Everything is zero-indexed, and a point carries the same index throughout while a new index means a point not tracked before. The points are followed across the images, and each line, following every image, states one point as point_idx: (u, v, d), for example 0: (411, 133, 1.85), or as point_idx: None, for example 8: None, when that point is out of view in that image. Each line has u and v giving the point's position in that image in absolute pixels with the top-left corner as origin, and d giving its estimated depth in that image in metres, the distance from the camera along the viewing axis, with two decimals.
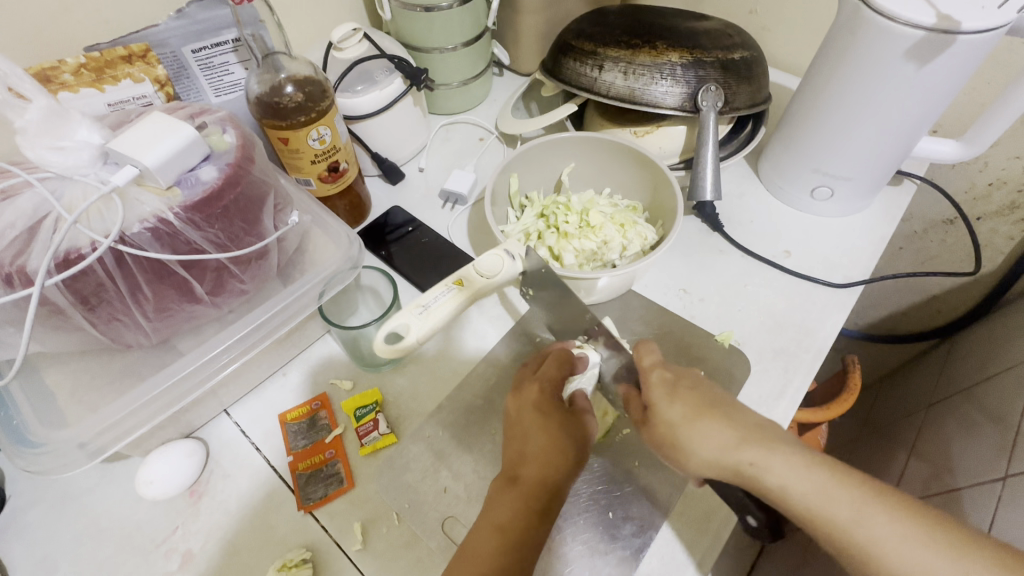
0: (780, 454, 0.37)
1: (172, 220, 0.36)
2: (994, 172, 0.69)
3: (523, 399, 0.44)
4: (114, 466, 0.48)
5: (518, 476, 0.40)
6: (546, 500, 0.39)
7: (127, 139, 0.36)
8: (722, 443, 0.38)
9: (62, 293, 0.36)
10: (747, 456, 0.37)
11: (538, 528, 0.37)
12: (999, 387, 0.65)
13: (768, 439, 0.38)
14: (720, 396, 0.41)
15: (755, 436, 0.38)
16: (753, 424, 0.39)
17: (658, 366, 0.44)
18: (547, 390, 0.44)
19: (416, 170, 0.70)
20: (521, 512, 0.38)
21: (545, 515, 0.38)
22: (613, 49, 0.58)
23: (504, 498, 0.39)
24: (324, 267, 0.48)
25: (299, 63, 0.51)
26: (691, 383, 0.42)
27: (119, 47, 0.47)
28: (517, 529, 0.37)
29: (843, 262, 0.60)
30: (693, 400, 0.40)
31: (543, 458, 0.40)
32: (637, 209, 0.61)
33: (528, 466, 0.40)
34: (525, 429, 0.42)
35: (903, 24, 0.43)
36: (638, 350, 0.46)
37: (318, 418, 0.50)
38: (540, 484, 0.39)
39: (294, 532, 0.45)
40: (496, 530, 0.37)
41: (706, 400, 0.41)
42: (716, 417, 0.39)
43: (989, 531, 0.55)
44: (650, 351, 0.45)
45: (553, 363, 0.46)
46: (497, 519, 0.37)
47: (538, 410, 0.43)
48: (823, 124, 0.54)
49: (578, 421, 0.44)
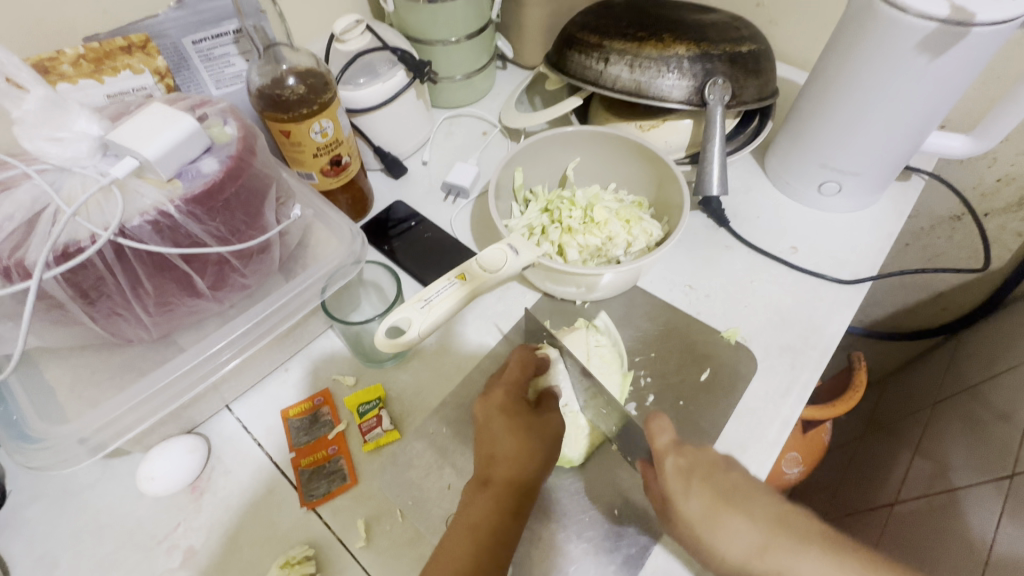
0: (811, 560, 0.34)
1: (173, 213, 0.35)
2: (1003, 168, 0.69)
3: (489, 401, 0.44)
4: (115, 461, 0.47)
5: (487, 477, 0.39)
6: (516, 498, 0.39)
7: (127, 130, 0.35)
8: (747, 547, 0.35)
9: (61, 286, 0.35)
10: (775, 565, 0.34)
11: (511, 526, 0.37)
12: (1005, 386, 0.65)
13: (793, 540, 0.35)
14: (738, 484, 0.38)
15: (782, 539, 0.35)
16: (775, 518, 0.36)
17: (671, 450, 0.40)
18: (512, 392, 0.45)
19: (419, 164, 0.70)
20: (494, 511, 0.38)
21: (517, 513, 0.38)
22: (619, 42, 0.57)
23: (475, 499, 0.38)
24: (327, 261, 0.48)
25: (301, 54, 0.50)
26: (707, 464, 0.39)
27: (118, 38, 0.46)
28: (489, 529, 0.37)
29: (850, 259, 0.59)
30: (710, 491, 0.37)
31: (512, 457, 0.40)
32: (643, 204, 0.60)
33: (497, 466, 0.40)
34: (491, 430, 0.42)
35: (915, 16, 0.43)
36: (649, 425, 0.42)
37: (320, 414, 0.50)
38: (510, 483, 0.39)
39: (297, 529, 0.45)
40: (469, 530, 0.36)
41: (722, 491, 0.37)
42: (736, 514, 0.36)
43: (994, 534, 0.56)
44: (663, 430, 0.41)
45: (516, 367, 0.47)
46: (470, 520, 0.37)
47: (503, 411, 0.43)
48: (832, 118, 0.53)
49: (544, 419, 0.44)
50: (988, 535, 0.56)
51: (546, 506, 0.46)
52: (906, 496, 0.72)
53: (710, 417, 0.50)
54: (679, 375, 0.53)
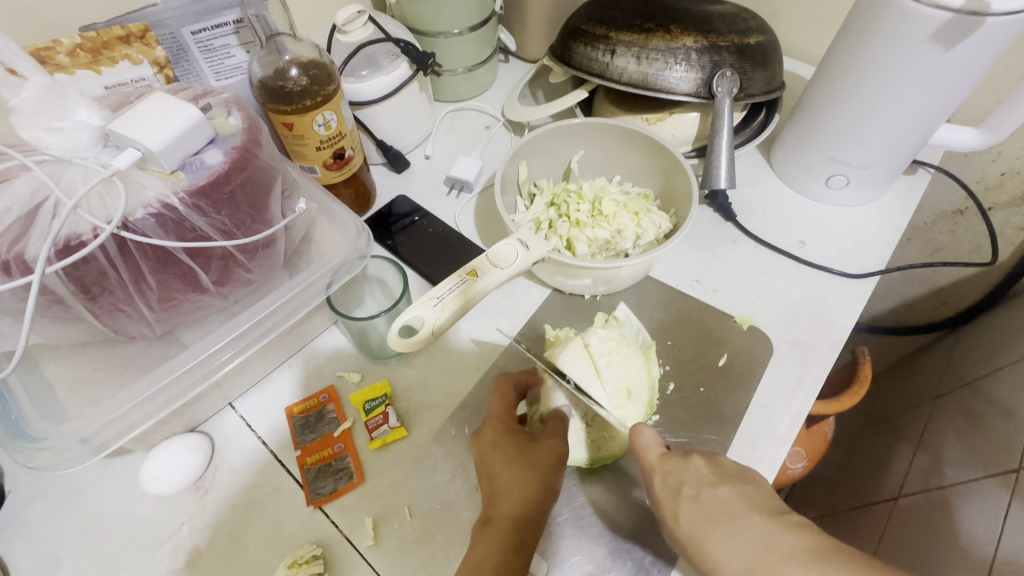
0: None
1: (177, 206, 0.35)
2: (1008, 162, 0.68)
3: (480, 438, 0.44)
4: (116, 460, 0.46)
5: (490, 516, 0.40)
6: (516, 531, 0.39)
7: (128, 120, 0.34)
8: (737, 563, 0.34)
9: (62, 281, 0.34)
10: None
11: (515, 559, 0.38)
12: (1008, 380, 0.65)
13: (777, 562, 0.32)
14: (721, 498, 0.37)
15: (767, 562, 0.33)
16: (761, 540, 0.34)
17: (660, 467, 0.40)
18: (502, 425, 0.44)
19: (422, 158, 0.69)
20: (497, 548, 0.38)
21: (519, 545, 0.39)
22: (626, 33, 0.56)
23: (480, 538, 0.39)
24: (332, 256, 0.47)
25: (303, 45, 0.49)
26: (694, 481, 0.38)
27: (115, 27, 0.44)
28: (493, 565, 0.37)
29: (858, 252, 0.59)
30: (695, 511, 0.37)
31: (507, 491, 0.40)
32: (648, 196, 0.59)
33: (498, 503, 0.40)
34: (488, 467, 0.42)
35: (929, 7, 0.42)
36: (636, 439, 0.42)
37: (326, 410, 0.49)
38: (511, 517, 0.39)
39: (304, 528, 0.44)
40: (472, 568, 0.37)
41: (710, 510, 0.36)
42: (720, 537, 0.35)
43: (999, 531, 0.55)
44: (643, 439, 0.41)
45: (500, 398, 0.46)
46: (473, 561, 0.38)
47: (496, 445, 0.43)
48: (840, 109, 0.53)
49: (538, 444, 0.43)
50: (991, 532, 0.56)
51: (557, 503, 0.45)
52: (908, 490, 0.72)
53: (719, 412, 0.50)
54: (694, 365, 0.53)
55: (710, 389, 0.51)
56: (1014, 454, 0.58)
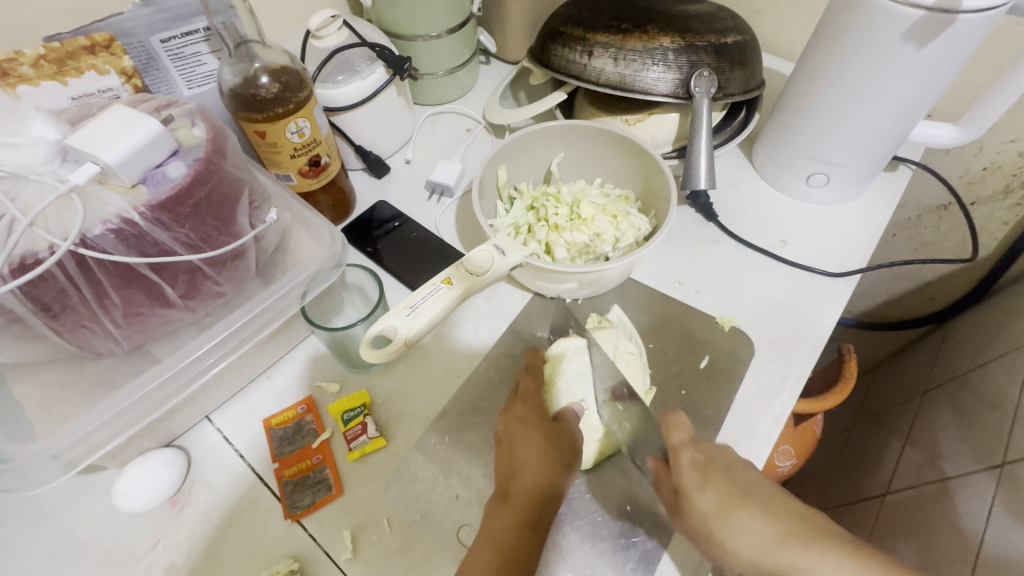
0: (827, 556, 0.36)
1: (138, 221, 0.34)
2: (989, 156, 0.68)
3: (510, 414, 0.45)
4: (89, 477, 0.46)
5: (509, 490, 0.40)
6: (536, 511, 0.39)
7: (86, 134, 0.33)
8: (760, 540, 0.37)
9: (20, 300, 0.33)
10: (789, 558, 0.36)
11: (531, 538, 0.38)
12: (994, 374, 0.65)
13: (809, 535, 0.37)
14: (751, 480, 0.39)
15: (801, 534, 0.37)
16: (793, 515, 0.38)
17: (689, 445, 0.41)
18: (535, 407, 0.46)
19: (403, 162, 0.68)
20: (515, 525, 0.38)
21: (534, 525, 0.39)
22: (602, 34, 0.56)
23: (496, 513, 0.39)
24: (307, 265, 0.46)
25: (273, 52, 0.48)
26: (729, 464, 0.40)
27: (80, 37, 0.43)
28: (508, 542, 0.37)
29: (839, 250, 0.59)
30: (726, 488, 0.39)
31: (531, 467, 0.41)
32: (628, 198, 0.59)
33: (518, 478, 0.41)
34: (513, 441, 0.43)
35: (901, 4, 0.42)
36: (668, 421, 0.43)
37: (304, 422, 0.48)
38: (530, 494, 0.40)
39: (282, 542, 0.43)
40: (489, 543, 0.38)
41: (740, 488, 0.39)
42: (752, 511, 0.38)
43: (985, 525, 0.55)
44: (681, 426, 0.42)
45: (529, 381, 0.48)
46: (490, 534, 0.38)
47: (525, 421, 0.44)
48: (819, 108, 0.53)
49: (561, 430, 0.45)
50: (978, 526, 0.56)
51: None
52: (897, 486, 0.72)
53: (702, 414, 0.49)
54: (677, 367, 0.52)
55: (692, 391, 0.51)
56: (999, 449, 0.58)
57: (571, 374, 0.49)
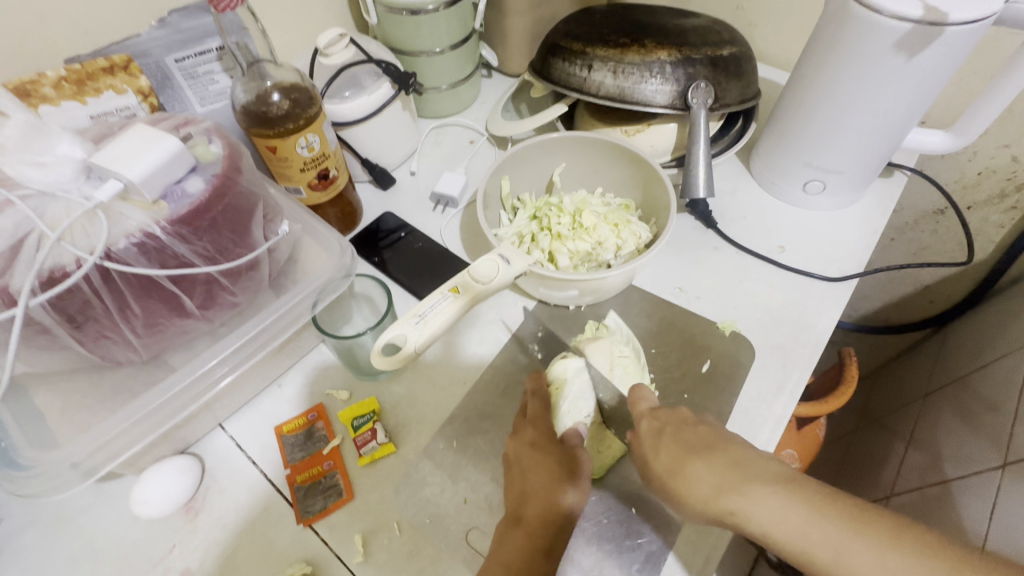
0: (757, 494, 0.36)
1: (159, 234, 0.35)
2: (983, 161, 0.69)
3: (519, 440, 0.46)
4: (107, 485, 0.47)
5: (522, 516, 0.41)
6: (549, 537, 0.40)
7: (110, 152, 0.35)
8: (703, 488, 0.38)
9: (48, 312, 0.35)
10: (726, 503, 0.37)
11: (544, 563, 0.39)
12: (995, 375, 0.65)
13: (747, 479, 0.37)
14: (702, 434, 0.41)
15: (746, 481, 0.37)
16: (735, 462, 0.38)
17: (648, 414, 0.44)
18: (545, 430, 0.47)
19: (408, 173, 0.70)
20: (527, 549, 0.39)
21: (549, 550, 0.40)
22: (601, 48, 0.57)
23: (509, 538, 0.40)
24: (317, 276, 0.48)
25: (284, 70, 0.50)
26: (686, 423, 0.42)
27: (99, 59, 0.46)
28: (522, 566, 0.39)
29: (836, 255, 0.60)
30: (676, 447, 0.41)
31: (542, 493, 0.42)
32: (629, 207, 0.61)
33: (530, 504, 0.42)
34: (524, 468, 0.44)
35: (889, 17, 0.43)
36: (634, 394, 0.46)
37: (315, 428, 0.50)
38: (543, 519, 0.41)
39: (294, 547, 0.44)
40: (502, 567, 0.39)
41: (687, 444, 0.40)
42: (698, 463, 0.39)
43: (988, 525, 0.56)
44: (643, 398, 0.45)
45: (537, 404, 0.48)
46: (504, 557, 0.39)
47: (536, 445, 0.45)
48: (813, 117, 0.54)
49: (573, 455, 0.45)
50: (981, 527, 0.57)
51: None
52: (901, 489, 0.72)
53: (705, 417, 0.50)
54: (679, 370, 0.53)
55: (694, 394, 0.52)
56: (1000, 450, 0.58)
57: (574, 395, 0.49)
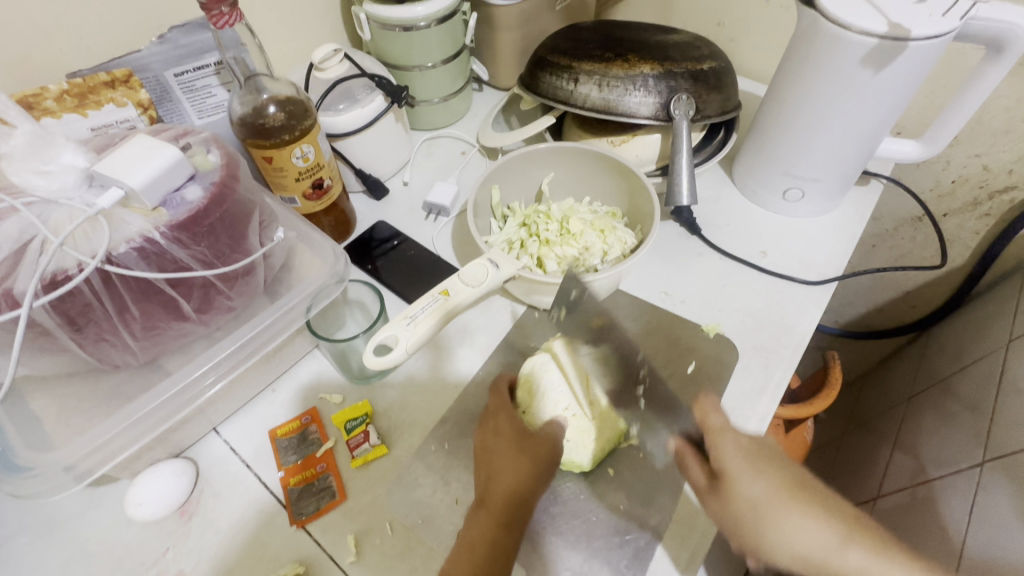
0: (880, 557, 0.36)
1: (158, 240, 0.37)
2: (957, 170, 0.72)
3: (485, 427, 0.47)
4: (100, 489, 0.47)
5: (485, 497, 0.42)
6: (509, 515, 0.41)
7: (112, 161, 0.36)
8: (814, 536, 0.36)
9: (49, 314, 0.36)
10: (846, 555, 0.36)
11: (505, 541, 0.40)
12: (974, 377, 0.67)
13: (862, 533, 0.37)
14: (802, 474, 0.39)
15: (859, 536, 0.37)
16: (844, 514, 0.37)
17: (730, 431, 0.40)
18: (509, 417, 0.48)
19: (401, 184, 0.71)
20: (490, 530, 0.40)
21: (510, 528, 0.41)
22: (587, 63, 0.60)
23: (475, 519, 0.41)
24: (311, 281, 0.49)
25: (280, 84, 0.52)
26: (772, 453, 0.39)
27: (101, 73, 0.47)
28: (485, 545, 0.39)
29: (816, 260, 0.62)
30: (780, 480, 0.38)
31: (505, 475, 0.43)
32: (616, 215, 0.63)
33: (493, 486, 0.42)
34: (490, 452, 0.45)
35: (858, 33, 0.46)
36: (702, 404, 0.42)
37: (309, 432, 0.50)
38: (505, 501, 0.42)
39: (288, 548, 0.45)
40: (466, 548, 0.39)
41: (794, 482, 0.38)
42: (809, 511, 0.37)
43: (968, 522, 0.57)
44: (716, 410, 0.41)
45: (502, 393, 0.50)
46: (468, 539, 0.40)
47: (500, 433, 0.46)
48: (790, 128, 0.56)
49: (538, 439, 0.46)
50: (962, 525, 0.58)
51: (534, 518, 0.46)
52: (888, 490, 0.73)
53: None
54: (666, 371, 0.55)
55: (680, 395, 0.53)
56: (979, 448, 0.60)
57: (547, 388, 0.51)
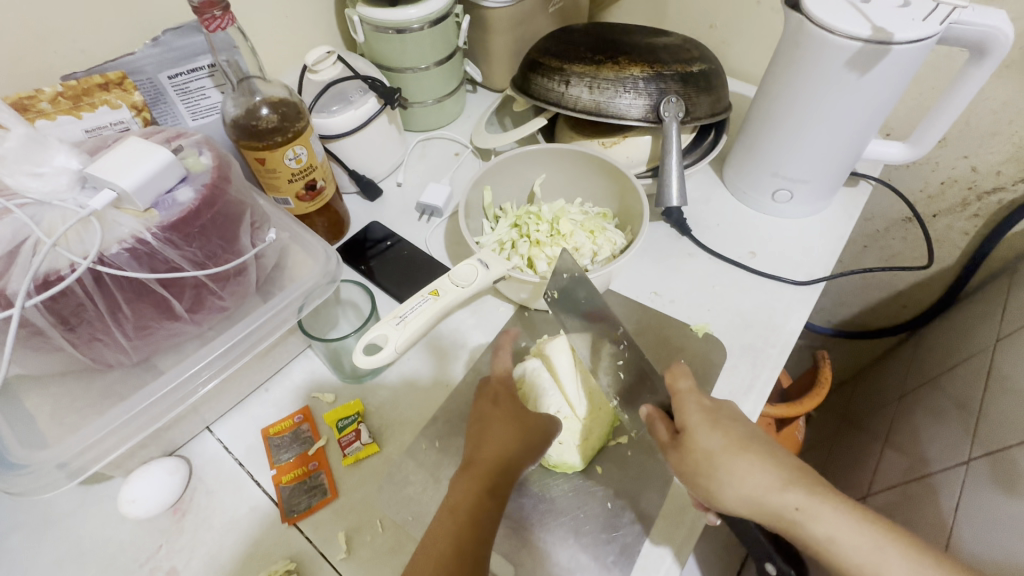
0: (819, 502, 0.39)
1: (149, 241, 0.37)
2: (945, 171, 0.73)
3: (481, 396, 0.48)
4: (93, 487, 0.48)
5: (472, 461, 0.42)
6: (494, 478, 0.41)
7: (105, 163, 0.37)
8: (760, 480, 0.39)
9: (42, 313, 0.37)
10: (788, 498, 0.39)
11: (487, 503, 0.40)
12: (962, 376, 0.68)
13: (806, 480, 0.39)
14: (754, 430, 0.42)
15: (805, 485, 0.39)
16: (791, 464, 0.40)
17: (694, 392, 0.43)
18: (508, 388, 0.49)
19: (395, 185, 0.72)
20: (471, 491, 0.40)
21: (494, 492, 0.41)
22: (578, 65, 0.60)
23: (458, 482, 0.41)
24: (303, 282, 0.49)
25: (273, 86, 0.53)
26: (729, 413, 0.43)
27: (95, 76, 0.48)
28: (466, 506, 0.39)
29: (805, 261, 0.63)
30: (734, 434, 0.41)
31: (494, 442, 0.43)
32: (607, 216, 0.63)
33: (481, 450, 0.43)
34: (483, 419, 0.46)
35: (842, 37, 0.46)
36: (671, 370, 0.45)
37: (301, 431, 0.51)
38: (491, 464, 0.42)
39: (279, 545, 0.46)
40: (449, 510, 0.39)
41: (747, 436, 0.41)
42: (756, 458, 0.40)
43: (954, 516, 0.58)
44: (685, 375, 0.45)
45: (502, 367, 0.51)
46: (451, 501, 0.40)
47: (499, 402, 0.47)
48: (778, 130, 0.57)
49: (535, 414, 0.46)
50: (948, 519, 0.59)
51: (522, 516, 0.47)
52: (878, 488, 0.74)
53: None
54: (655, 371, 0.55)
55: None
56: (966, 446, 0.61)
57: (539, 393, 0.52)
